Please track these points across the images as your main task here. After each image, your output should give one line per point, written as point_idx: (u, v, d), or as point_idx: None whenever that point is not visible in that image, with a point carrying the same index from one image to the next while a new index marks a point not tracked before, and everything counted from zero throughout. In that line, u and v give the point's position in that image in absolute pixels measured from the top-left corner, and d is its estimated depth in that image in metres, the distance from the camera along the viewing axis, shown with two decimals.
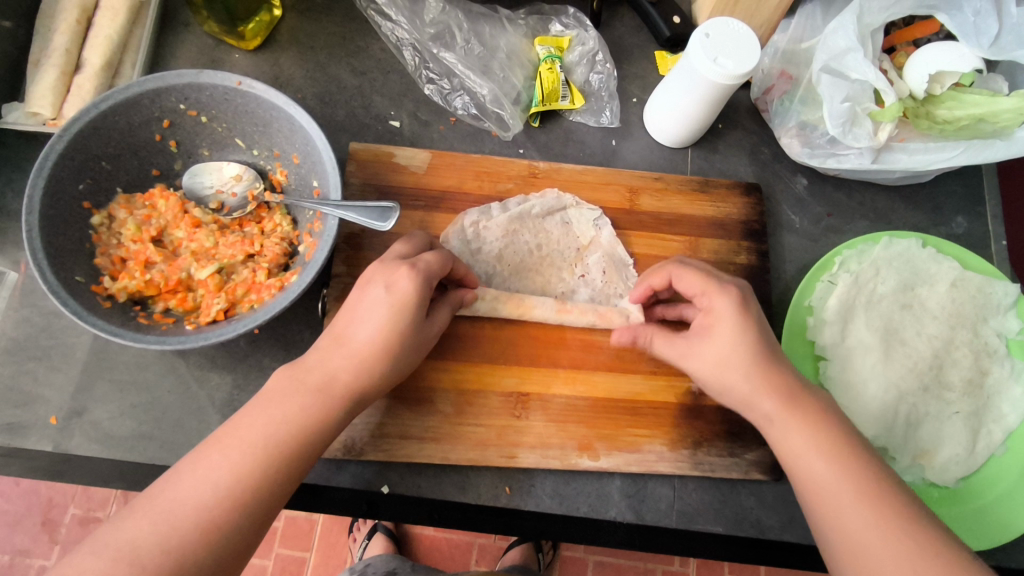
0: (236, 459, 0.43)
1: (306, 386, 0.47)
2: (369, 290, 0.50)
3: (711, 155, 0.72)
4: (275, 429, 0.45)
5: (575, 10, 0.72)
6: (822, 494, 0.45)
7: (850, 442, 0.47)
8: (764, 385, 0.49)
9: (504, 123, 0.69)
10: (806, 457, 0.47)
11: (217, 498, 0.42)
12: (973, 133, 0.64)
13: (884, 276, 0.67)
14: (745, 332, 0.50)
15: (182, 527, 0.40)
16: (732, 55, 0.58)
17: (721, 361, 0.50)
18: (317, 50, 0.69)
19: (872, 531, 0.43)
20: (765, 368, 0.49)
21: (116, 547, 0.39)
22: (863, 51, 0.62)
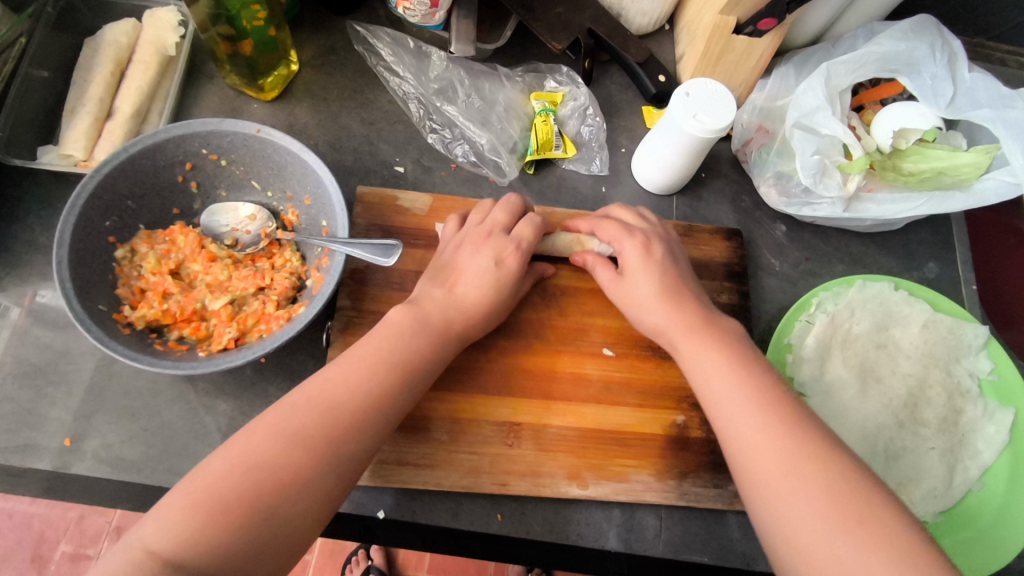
0: (380, 370, 0.51)
1: (418, 323, 0.55)
2: (477, 257, 0.59)
3: (695, 202, 0.77)
4: (407, 346, 0.53)
5: (568, 69, 0.78)
6: (720, 406, 0.53)
7: (751, 366, 0.55)
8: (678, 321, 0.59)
9: (501, 170, 0.74)
10: (710, 379, 0.55)
11: (358, 397, 0.49)
12: (935, 185, 0.69)
13: (859, 316, 0.71)
14: (651, 271, 0.61)
15: (331, 415, 0.48)
16: (709, 113, 0.64)
17: (632, 299, 0.61)
18: (330, 101, 0.75)
19: (760, 434, 0.50)
20: (671, 304, 0.59)
21: (276, 429, 0.46)
22: (832, 110, 0.68)
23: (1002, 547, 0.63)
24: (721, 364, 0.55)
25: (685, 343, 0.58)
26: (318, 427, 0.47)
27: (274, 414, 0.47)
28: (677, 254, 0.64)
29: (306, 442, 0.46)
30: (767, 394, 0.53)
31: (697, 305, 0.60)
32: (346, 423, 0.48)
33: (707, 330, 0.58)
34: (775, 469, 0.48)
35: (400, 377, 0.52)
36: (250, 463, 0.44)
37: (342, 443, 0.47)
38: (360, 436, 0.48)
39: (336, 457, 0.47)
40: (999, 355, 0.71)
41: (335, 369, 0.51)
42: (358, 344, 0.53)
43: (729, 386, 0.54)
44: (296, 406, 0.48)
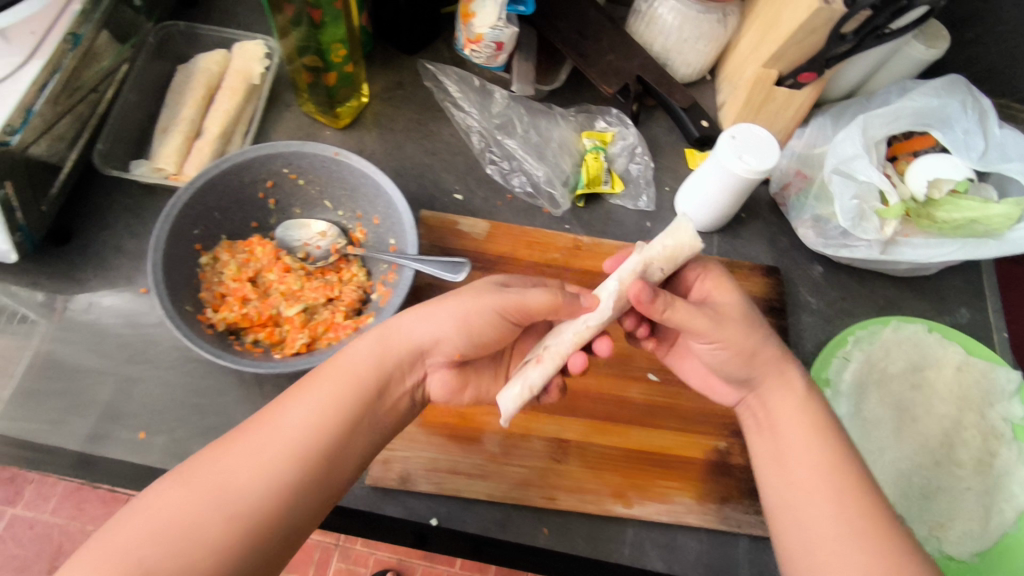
0: (322, 400, 0.49)
1: (364, 386, 0.51)
2: (437, 315, 0.56)
3: (734, 240, 0.81)
4: (357, 373, 0.51)
5: (618, 111, 0.84)
6: (798, 462, 0.52)
7: (836, 430, 0.53)
8: (778, 377, 0.57)
9: (555, 202, 0.78)
10: (789, 433, 0.54)
11: (292, 434, 0.46)
12: (969, 233, 0.73)
13: (893, 356, 0.74)
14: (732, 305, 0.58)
15: (269, 453, 0.45)
16: (754, 155, 0.69)
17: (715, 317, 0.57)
18: (396, 132, 0.80)
19: (833, 506, 0.48)
20: (774, 360, 0.57)
21: (202, 480, 0.43)
22: (869, 158, 0.72)
23: None
24: (807, 420, 0.54)
25: (781, 403, 0.55)
26: (247, 470, 0.44)
27: (201, 463, 0.44)
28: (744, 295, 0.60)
29: (229, 498, 0.42)
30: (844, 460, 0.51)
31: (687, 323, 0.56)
32: (276, 496, 0.44)
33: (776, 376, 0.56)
34: (830, 539, 0.47)
35: (338, 441, 0.48)
36: (163, 537, 0.40)
37: (261, 506, 0.43)
38: (295, 510, 0.44)
39: (264, 497, 0.43)
40: None
41: (263, 433, 0.46)
42: (312, 382, 0.50)
43: (810, 445, 0.52)
44: (224, 452, 0.45)
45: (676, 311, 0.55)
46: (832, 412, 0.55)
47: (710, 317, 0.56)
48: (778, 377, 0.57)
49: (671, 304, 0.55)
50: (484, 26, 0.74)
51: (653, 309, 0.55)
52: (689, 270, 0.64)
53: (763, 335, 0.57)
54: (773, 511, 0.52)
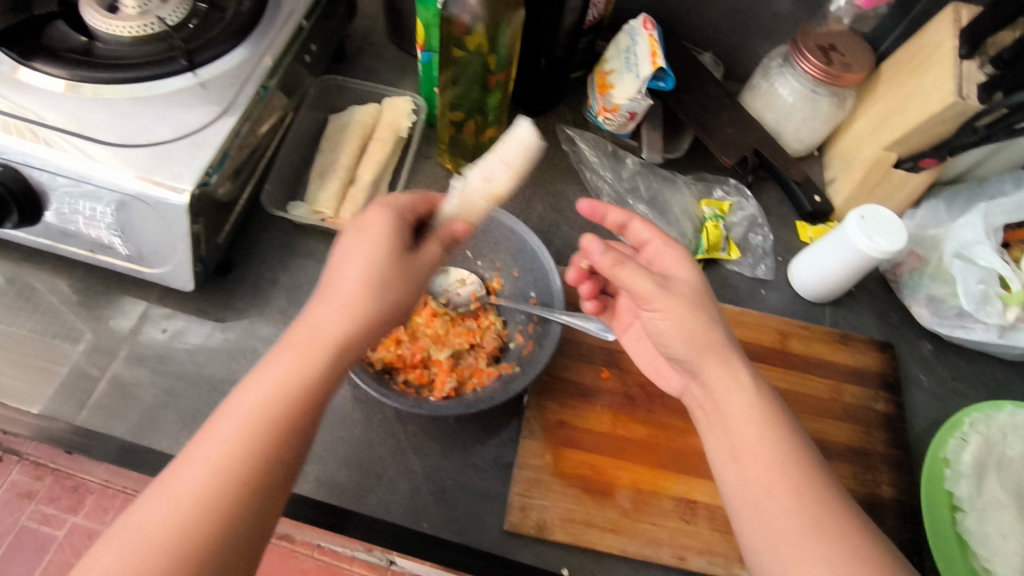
0: (256, 423, 0.47)
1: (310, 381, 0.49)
2: (352, 261, 0.54)
3: (846, 313, 0.83)
4: (282, 380, 0.48)
5: (735, 181, 0.88)
6: (754, 458, 0.52)
7: (781, 418, 0.53)
8: (706, 349, 0.56)
9: None
10: (740, 422, 0.54)
11: (242, 466, 0.45)
12: None
13: (1011, 441, 0.74)
14: (676, 300, 0.57)
15: (230, 490, 0.45)
16: (884, 235, 0.72)
17: (668, 290, 0.58)
18: (525, 188, 0.85)
19: (786, 503, 0.49)
20: (719, 349, 0.56)
21: (158, 523, 0.43)
22: (989, 245, 0.76)
23: None
24: (748, 406, 0.54)
25: (717, 380, 0.55)
26: (206, 511, 0.43)
27: (160, 500, 0.44)
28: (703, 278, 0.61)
29: (186, 543, 0.42)
30: (797, 454, 0.52)
31: (682, 316, 0.57)
32: (225, 522, 0.44)
33: (728, 360, 0.56)
34: (784, 539, 0.48)
35: (272, 444, 0.46)
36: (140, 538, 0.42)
37: (216, 542, 0.43)
38: (250, 506, 0.45)
39: (222, 538, 0.43)
40: None
41: (208, 443, 0.46)
42: (248, 387, 0.48)
43: (745, 430, 0.53)
44: (183, 489, 0.44)
45: (627, 270, 0.59)
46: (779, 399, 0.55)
47: (657, 287, 0.58)
48: (716, 356, 0.56)
49: (623, 267, 0.59)
50: (622, 98, 0.79)
51: (613, 270, 0.60)
52: (650, 242, 0.66)
53: (700, 315, 0.57)
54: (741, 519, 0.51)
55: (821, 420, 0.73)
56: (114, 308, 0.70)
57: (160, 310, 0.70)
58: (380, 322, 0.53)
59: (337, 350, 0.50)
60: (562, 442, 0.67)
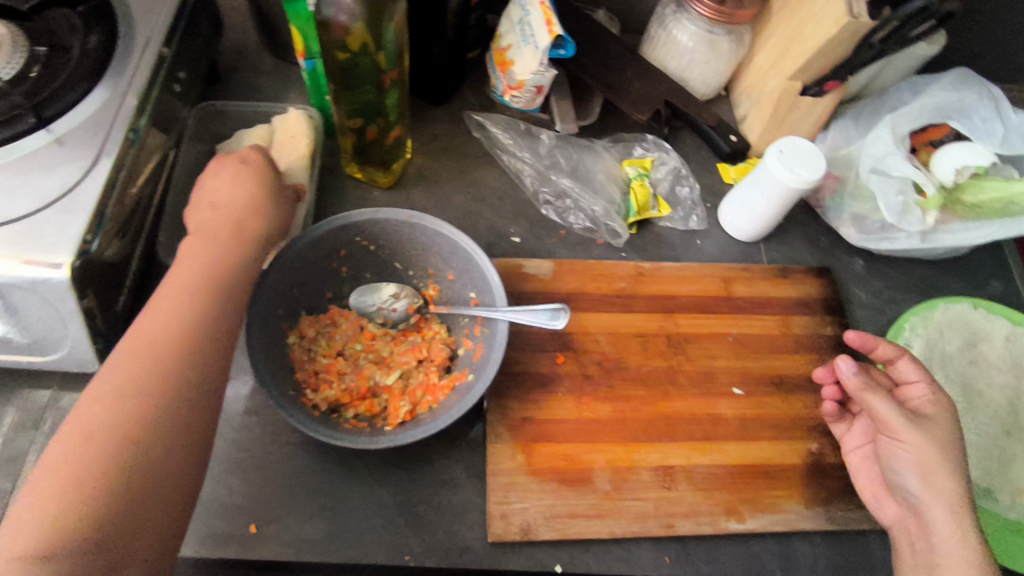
0: (162, 359, 0.47)
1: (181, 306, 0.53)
2: (236, 188, 0.61)
3: (779, 246, 0.84)
4: (174, 321, 0.49)
5: (653, 136, 0.86)
6: None
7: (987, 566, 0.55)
8: (944, 497, 0.58)
9: (614, 233, 0.81)
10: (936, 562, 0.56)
11: (153, 398, 0.45)
12: (1002, 212, 0.77)
13: (949, 337, 0.78)
14: (919, 440, 0.60)
15: (144, 422, 0.44)
16: (803, 166, 0.72)
17: (893, 429, 0.62)
18: (443, 184, 0.81)
19: None
20: (953, 493, 0.58)
21: (72, 470, 0.41)
22: (900, 154, 0.77)
23: None
24: (954, 553, 0.56)
25: (943, 521, 0.57)
26: (121, 441, 0.43)
27: (59, 452, 0.42)
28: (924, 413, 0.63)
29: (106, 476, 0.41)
30: None
31: (953, 466, 0.59)
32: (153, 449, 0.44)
33: (958, 506, 0.58)
34: None
35: (175, 355, 0.48)
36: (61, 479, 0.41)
37: (145, 465, 0.43)
38: (189, 403, 0.47)
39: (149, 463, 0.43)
40: None
41: (114, 368, 0.46)
42: (138, 336, 0.48)
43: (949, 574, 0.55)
44: (87, 433, 0.42)
45: (877, 404, 0.62)
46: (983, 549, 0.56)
47: (901, 416, 0.61)
48: (954, 504, 0.58)
49: (873, 393, 0.63)
50: (525, 73, 0.76)
51: (862, 393, 0.63)
52: (902, 365, 0.66)
53: (954, 460, 0.59)
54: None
55: (777, 357, 0.74)
56: (13, 406, 0.63)
57: (69, 396, 0.63)
58: (264, 242, 0.59)
59: (226, 264, 0.55)
60: (531, 438, 0.65)
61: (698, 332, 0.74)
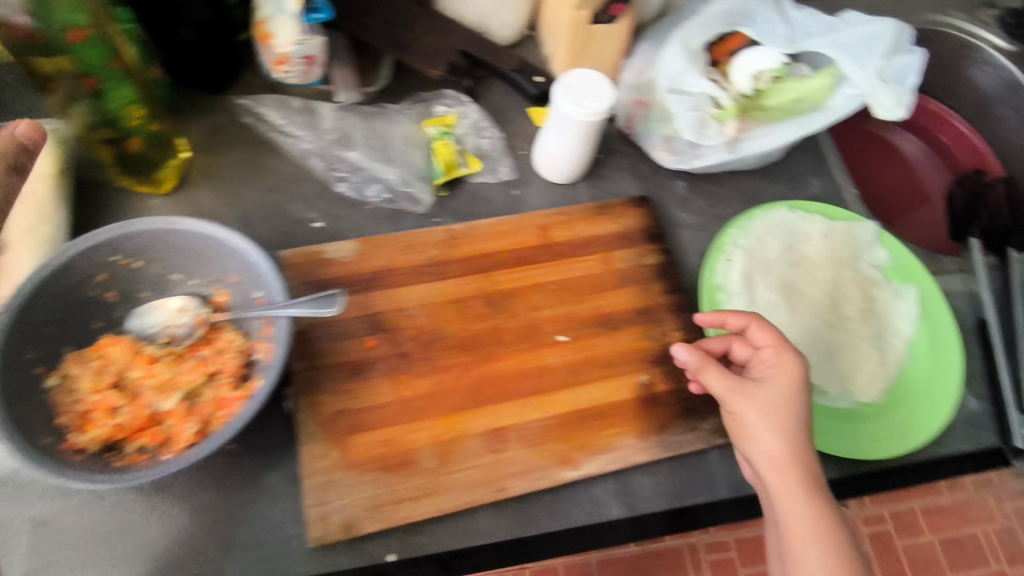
0: None
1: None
2: None
3: (599, 181, 0.83)
4: None
5: (452, 91, 0.82)
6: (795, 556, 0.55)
7: (828, 519, 0.55)
8: (776, 465, 0.57)
9: (416, 199, 0.76)
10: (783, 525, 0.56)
11: None
12: (798, 112, 0.77)
13: (769, 243, 0.79)
14: (755, 407, 0.58)
15: None
16: (590, 97, 0.69)
17: (733, 401, 0.59)
18: (230, 178, 0.75)
19: None
20: (791, 454, 0.57)
21: None
22: (693, 69, 0.75)
23: (943, 397, 0.73)
24: (797, 514, 0.55)
25: (777, 488, 0.56)
26: None
27: None
28: (765, 376, 0.60)
29: None
30: (835, 556, 0.54)
31: (792, 428, 0.57)
32: None
33: (797, 467, 0.56)
34: None
35: None
36: None
37: None
38: None
39: None
40: (889, 243, 0.82)
41: None
42: None
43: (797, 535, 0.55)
44: None
45: (712, 379, 0.60)
46: (823, 504, 0.56)
47: (736, 391, 0.59)
48: (787, 473, 0.56)
49: (709, 370, 0.60)
50: (287, 44, 0.70)
51: (699, 371, 0.61)
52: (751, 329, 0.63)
53: (789, 426, 0.57)
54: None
55: (600, 296, 0.73)
56: None
57: None
58: None
59: None
60: (347, 431, 0.62)
61: (517, 286, 0.72)
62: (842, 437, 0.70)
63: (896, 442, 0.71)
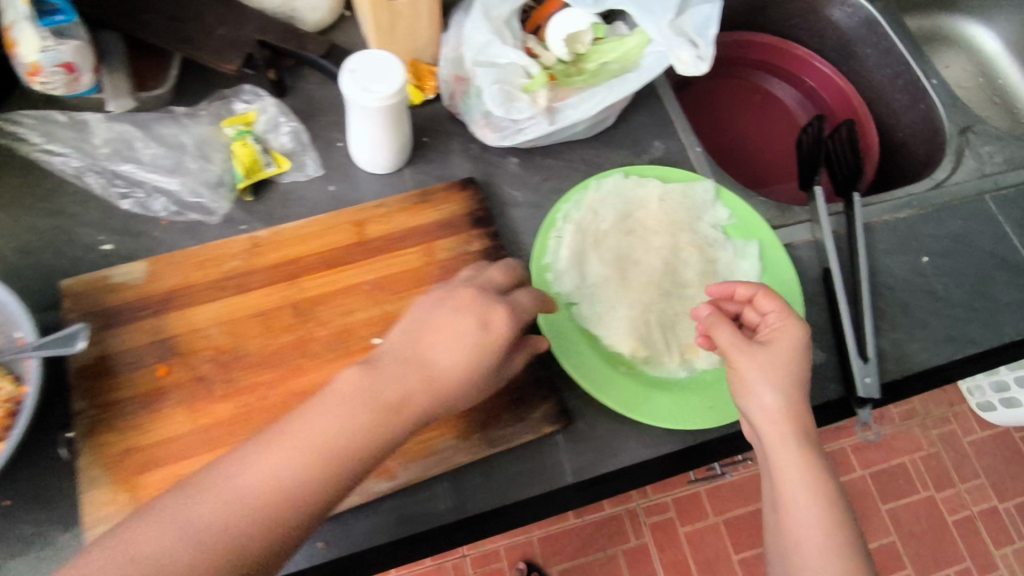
0: None
1: (425, 372, 0.56)
2: None
3: (426, 166, 0.78)
4: None
5: (251, 86, 0.77)
6: (790, 504, 0.56)
7: (821, 467, 0.57)
8: (772, 419, 0.59)
9: (209, 209, 0.71)
10: (778, 475, 0.57)
11: None
12: (609, 75, 0.74)
13: (601, 214, 0.77)
14: (756, 360, 0.61)
15: None
16: (378, 80, 0.64)
17: (733, 360, 0.62)
18: (5, 206, 0.68)
19: (823, 540, 0.54)
20: (787, 406, 0.59)
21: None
22: (499, 40, 0.71)
23: None
24: (798, 461, 0.57)
25: (771, 441, 0.58)
26: None
27: None
28: (768, 335, 0.63)
29: None
30: (832, 497, 0.56)
31: (795, 376, 0.60)
32: None
33: (799, 412, 0.59)
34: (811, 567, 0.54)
35: None
36: None
37: None
38: None
39: None
40: (731, 201, 0.80)
41: None
42: None
43: (793, 481, 0.56)
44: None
45: (721, 334, 0.63)
46: (819, 451, 0.58)
47: (737, 348, 0.62)
48: (778, 422, 0.59)
49: (716, 325, 0.64)
50: (32, 53, 0.62)
51: (708, 326, 0.64)
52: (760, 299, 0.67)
53: (784, 380, 0.60)
54: (774, 546, 0.58)
55: (421, 291, 0.69)
56: None
57: None
58: None
59: None
60: (137, 471, 0.58)
61: (328, 291, 0.68)
62: (678, 408, 0.68)
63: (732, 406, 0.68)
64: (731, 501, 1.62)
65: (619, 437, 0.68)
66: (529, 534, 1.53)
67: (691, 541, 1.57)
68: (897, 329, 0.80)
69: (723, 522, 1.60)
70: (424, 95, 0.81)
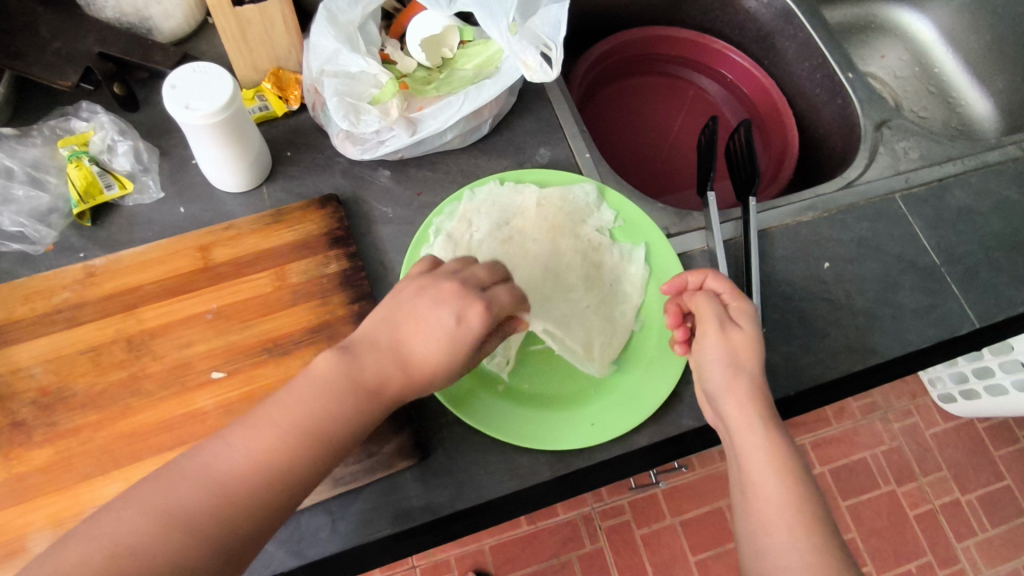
0: None
1: (348, 378, 0.49)
2: None
3: (287, 183, 0.73)
4: None
5: (88, 102, 0.72)
6: (752, 483, 0.52)
7: (784, 442, 0.54)
8: (736, 398, 0.56)
9: (31, 236, 0.66)
10: (741, 455, 0.54)
11: None
12: (463, 82, 0.70)
13: (476, 225, 0.72)
14: (724, 335, 0.60)
15: None
16: (201, 97, 0.59)
17: (713, 328, 0.61)
18: None
19: (789, 517, 0.50)
20: (751, 379, 0.57)
21: None
22: (348, 47, 0.66)
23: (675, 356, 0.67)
24: (757, 438, 0.54)
25: (734, 421, 0.56)
26: None
27: None
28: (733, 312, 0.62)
29: None
30: (796, 473, 0.52)
31: (754, 352, 0.59)
32: None
33: (757, 390, 0.56)
34: (777, 546, 0.49)
35: None
36: None
37: None
38: None
39: None
40: (616, 202, 0.75)
41: None
42: None
43: (756, 456, 0.53)
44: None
45: (703, 307, 0.63)
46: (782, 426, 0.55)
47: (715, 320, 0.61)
48: (748, 403, 0.56)
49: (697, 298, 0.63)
50: None
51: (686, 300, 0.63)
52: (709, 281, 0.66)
53: (750, 359, 0.58)
54: (745, 538, 0.52)
55: (268, 319, 0.64)
56: None
57: None
58: None
59: None
60: None
61: (166, 322, 0.63)
62: (557, 429, 0.63)
63: (616, 423, 0.64)
64: (691, 500, 1.51)
65: (485, 469, 0.62)
66: (479, 542, 1.43)
67: (648, 543, 1.46)
68: (792, 342, 0.76)
69: (681, 522, 1.49)
70: (288, 105, 0.76)
